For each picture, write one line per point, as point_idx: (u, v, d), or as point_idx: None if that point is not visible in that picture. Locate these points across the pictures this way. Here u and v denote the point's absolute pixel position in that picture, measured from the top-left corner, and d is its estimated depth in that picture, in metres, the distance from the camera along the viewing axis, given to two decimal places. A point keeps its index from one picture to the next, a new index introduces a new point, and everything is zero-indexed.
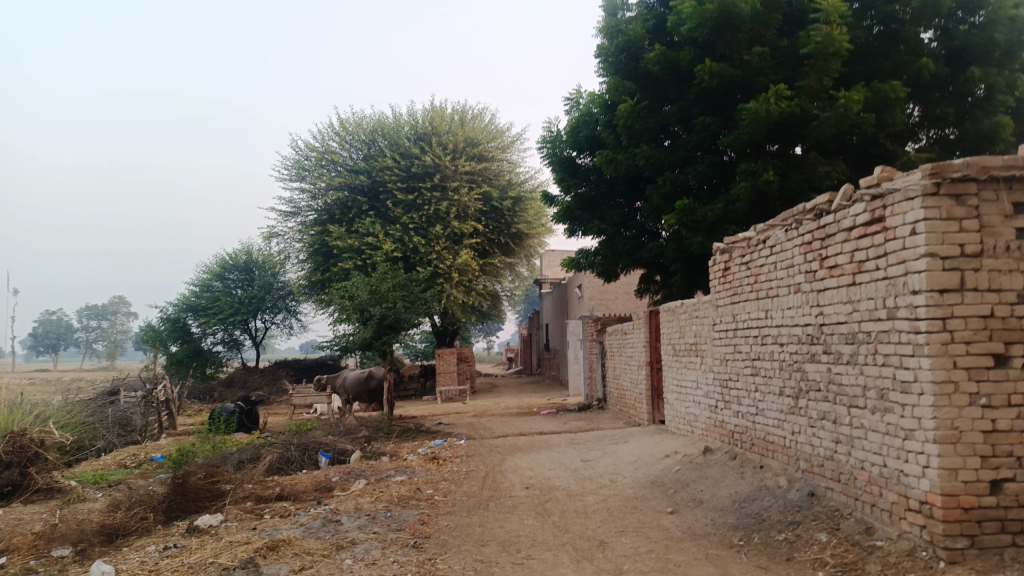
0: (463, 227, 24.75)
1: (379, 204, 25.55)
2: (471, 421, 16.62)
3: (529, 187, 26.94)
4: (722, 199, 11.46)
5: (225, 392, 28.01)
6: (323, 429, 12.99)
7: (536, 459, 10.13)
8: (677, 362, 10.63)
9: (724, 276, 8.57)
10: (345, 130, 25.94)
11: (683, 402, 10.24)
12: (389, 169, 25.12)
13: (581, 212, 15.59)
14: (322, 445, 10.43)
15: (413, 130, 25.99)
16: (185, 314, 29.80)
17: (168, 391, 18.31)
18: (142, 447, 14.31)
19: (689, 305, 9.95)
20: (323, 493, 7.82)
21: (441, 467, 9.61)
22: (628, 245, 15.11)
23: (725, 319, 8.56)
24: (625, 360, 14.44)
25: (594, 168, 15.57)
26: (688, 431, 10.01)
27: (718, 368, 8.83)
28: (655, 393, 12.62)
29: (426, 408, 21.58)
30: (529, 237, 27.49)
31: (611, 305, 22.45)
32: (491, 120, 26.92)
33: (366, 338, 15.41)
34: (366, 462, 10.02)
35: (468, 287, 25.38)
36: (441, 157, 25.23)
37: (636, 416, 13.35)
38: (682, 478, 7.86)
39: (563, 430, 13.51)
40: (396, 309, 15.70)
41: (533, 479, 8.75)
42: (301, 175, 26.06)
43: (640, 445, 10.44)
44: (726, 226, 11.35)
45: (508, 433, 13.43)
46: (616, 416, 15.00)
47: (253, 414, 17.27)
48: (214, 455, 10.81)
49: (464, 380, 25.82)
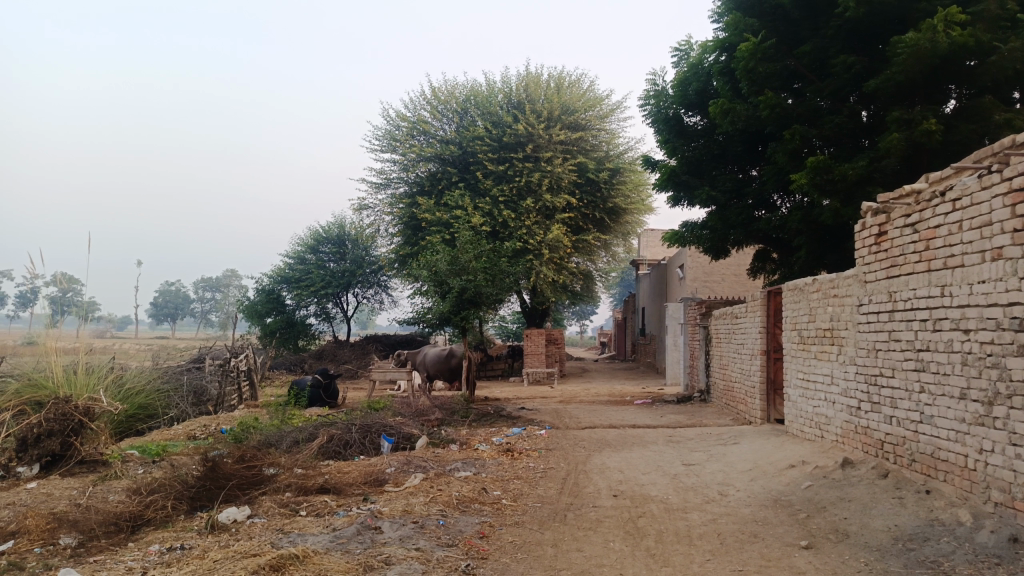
0: (556, 200, 23.28)
1: (469, 175, 24.46)
2: (558, 408, 15.23)
3: (628, 159, 25.07)
4: (865, 155, 9.47)
5: (315, 365, 27.89)
6: (394, 409, 11.92)
7: (629, 458, 8.61)
8: (804, 351, 8.83)
9: (878, 243, 6.75)
10: (436, 98, 24.90)
11: (812, 400, 8.46)
12: (480, 139, 23.93)
13: (688, 177, 13.77)
14: (386, 429, 9.28)
15: (506, 97, 24.62)
16: (279, 286, 29.85)
17: (249, 361, 17.89)
18: (215, 417, 13.76)
19: (823, 283, 8.15)
20: (373, 487, 6.65)
21: (516, 461, 8.28)
22: (742, 215, 13.18)
23: (876, 298, 6.75)
24: (734, 349, 12.63)
25: (705, 128, 13.69)
26: (817, 436, 8.23)
27: (863, 361, 7.03)
28: (772, 387, 10.81)
29: (512, 390, 20.40)
30: (627, 213, 25.68)
31: (716, 288, 20.42)
32: (589, 87, 25.17)
33: (445, 312, 14.30)
34: (432, 450, 8.82)
35: (560, 265, 23.92)
36: (534, 125, 23.73)
37: (747, 412, 11.56)
38: (815, 499, 6.17)
39: (661, 424, 11.89)
40: (477, 283, 14.46)
41: (623, 484, 7.26)
42: (392, 146, 25.24)
43: (754, 450, 8.74)
44: (870, 188, 9.38)
45: (598, 423, 11.95)
46: (721, 410, 13.22)
47: (331, 389, 16.31)
48: (272, 432, 9.89)
49: (554, 363, 24.47)
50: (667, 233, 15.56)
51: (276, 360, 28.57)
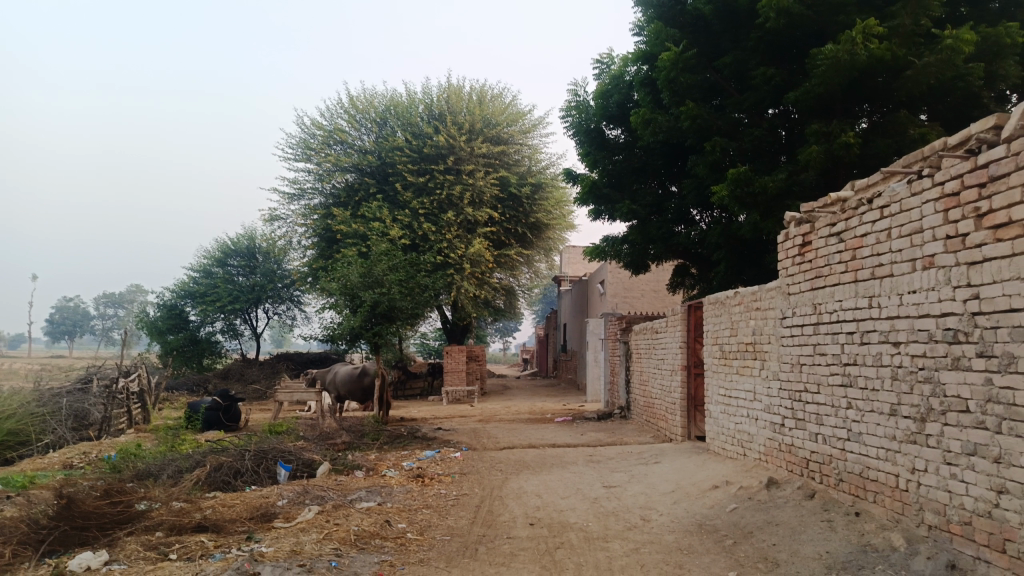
0: (477, 214, 22.82)
1: (388, 187, 23.70)
2: (476, 427, 14.63)
3: (550, 175, 24.88)
4: (784, 168, 9.39)
5: (221, 385, 26.30)
6: (297, 432, 11.04)
7: (547, 481, 8.10)
8: (725, 366, 8.59)
9: (802, 254, 6.54)
10: (354, 107, 24.06)
11: (733, 417, 8.21)
12: (399, 150, 23.22)
13: (609, 190, 13.54)
14: (283, 455, 8.47)
15: (427, 108, 24.04)
16: (183, 301, 28.11)
17: (142, 381, 16.49)
18: (97, 443, 12.47)
19: (745, 296, 7.93)
20: (259, 523, 5.88)
21: (426, 488, 7.64)
22: (662, 229, 13.01)
23: (800, 310, 6.52)
24: (654, 364, 12.39)
25: (626, 141, 13.50)
26: (739, 454, 7.97)
27: (787, 376, 6.79)
28: (692, 403, 10.57)
29: (429, 409, 19.66)
30: (548, 228, 25.45)
31: (637, 304, 20.36)
32: (511, 101, 24.89)
33: (356, 327, 13.52)
34: (335, 477, 8.07)
35: (481, 281, 23.42)
36: (455, 137, 23.23)
37: (667, 429, 11.31)
38: (741, 523, 5.81)
39: (581, 443, 11.48)
40: (391, 295, 13.83)
41: (540, 511, 6.74)
42: (306, 155, 24.18)
43: (676, 469, 8.41)
44: (789, 201, 9.30)
45: (516, 443, 11.43)
46: (642, 428, 12.95)
47: (233, 411, 15.00)
48: (154, 460, 8.88)
49: (474, 380, 23.87)
50: (588, 247, 15.30)
51: (178, 380, 26.80)
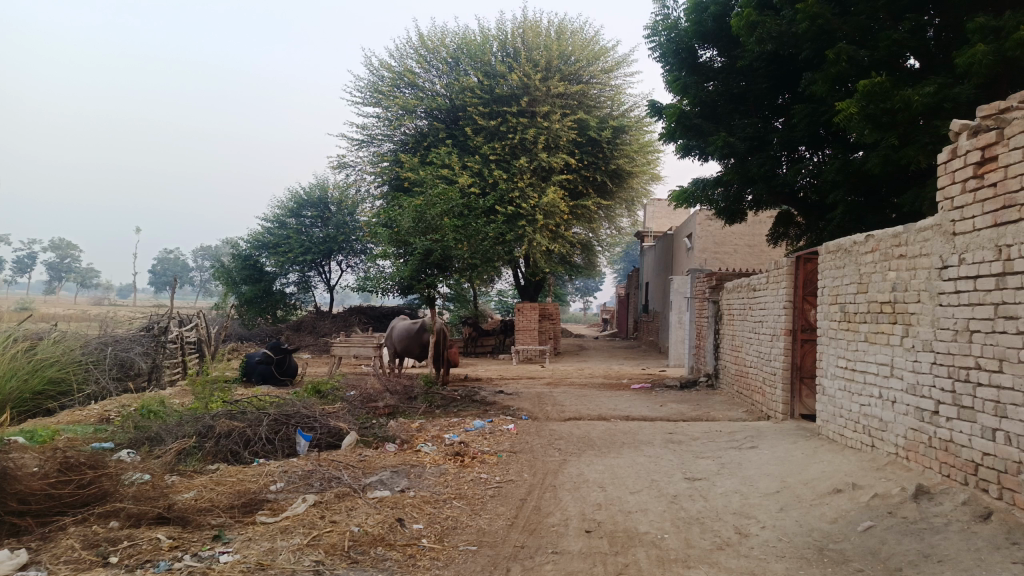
0: (553, 160, 21.09)
1: (458, 131, 22.27)
2: (543, 391, 13.21)
3: (633, 118, 22.75)
4: (933, 79, 7.33)
5: (292, 337, 25.93)
6: (337, 393, 9.89)
7: (614, 467, 6.56)
8: (847, 332, 6.75)
9: (981, 176, 4.63)
10: (424, 46, 22.56)
11: (858, 395, 6.40)
12: (470, 92, 21.61)
13: (700, 121, 11.52)
14: (305, 421, 7.26)
15: (500, 45, 22.21)
16: (257, 252, 27.77)
17: (197, 331, 15.85)
18: (140, 394, 11.79)
19: (881, 242, 6.05)
20: (237, 517, 4.63)
21: (463, 470, 6.25)
22: (765, 166, 10.97)
23: (973, 256, 4.65)
24: (750, 328, 10.55)
25: (723, 65, 11.50)
26: (865, 445, 6.20)
27: (944, 346, 4.96)
28: (798, 374, 8.76)
29: (498, 368, 18.42)
30: (631, 177, 23.38)
31: (728, 261, 18.30)
32: (593, 37, 22.72)
33: (405, 276, 12.31)
34: (360, 450, 6.80)
35: (556, 234, 21.75)
36: (530, 76, 21.38)
37: (764, 404, 9.53)
38: (882, 553, 4.10)
39: (659, 416, 9.86)
40: (445, 243, 12.57)
41: (601, 511, 5.24)
42: (375, 99, 22.93)
43: (778, 458, 6.73)
44: (939, 121, 7.25)
45: (584, 414, 9.92)
46: (733, 400, 11.18)
47: (286, 364, 14.32)
48: (168, 419, 7.86)
49: (548, 340, 22.44)
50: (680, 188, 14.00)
51: (251, 331, 26.63)
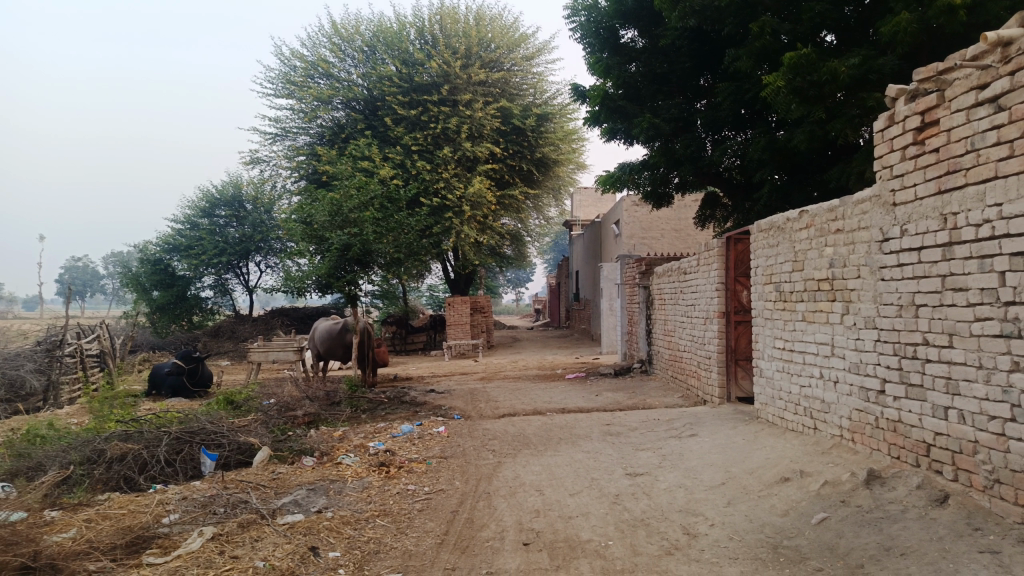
0: (477, 149, 20.59)
1: (377, 122, 21.49)
2: (476, 387, 12.75)
3: (557, 105, 22.44)
4: (857, 51, 7.21)
5: (210, 344, 24.62)
6: (253, 403, 9.17)
7: (552, 466, 6.16)
8: (784, 312, 6.54)
9: (921, 142, 4.42)
10: (337, 34, 21.49)
11: (798, 376, 6.20)
12: (388, 80, 20.84)
13: (624, 103, 11.23)
14: (211, 438, 6.59)
15: (418, 32, 21.43)
16: (167, 255, 26.20)
17: (99, 342, 14.65)
18: (31, 416, 10.71)
19: (816, 217, 5.84)
20: (119, 561, 3.98)
21: (388, 482, 5.72)
22: (691, 147, 10.78)
23: (916, 226, 4.43)
24: (682, 312, 10.35)
25: (644, 46, 11.22)
26: (808, 428, 6.00)
27: (888, 322, 4.75)
28: (733, 357, 8.58)
29: (430, 366, 17.85)
30: (557, 165, 23.12)
31: (656, 246, 18.26)
32: (513, 23, 22.27)
33: (323, 275, 11.66)
34: (273, 468, 6.17)
35: (483, 225, 21.30)
36: (450, 63, 20.78)
37: (700, 389, 9.34)
38: (841, 548, 3.82)
39: (595, 407, 9.55)
40: (364, 237, 11.90)
41: (540, 519, 4.81)
42: (288, 90, 21.82)
43: (719, 446, 6.46)
44: (865, 93, 7.13)
45: (518, 409, 9.52)
46: (668, 386, 11.00)
47: (199, 373, 13.36)
48: (53, 443, 6.99)
49: (479, 333, 21.99)
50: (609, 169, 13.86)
51: (165, 339, 25.15)
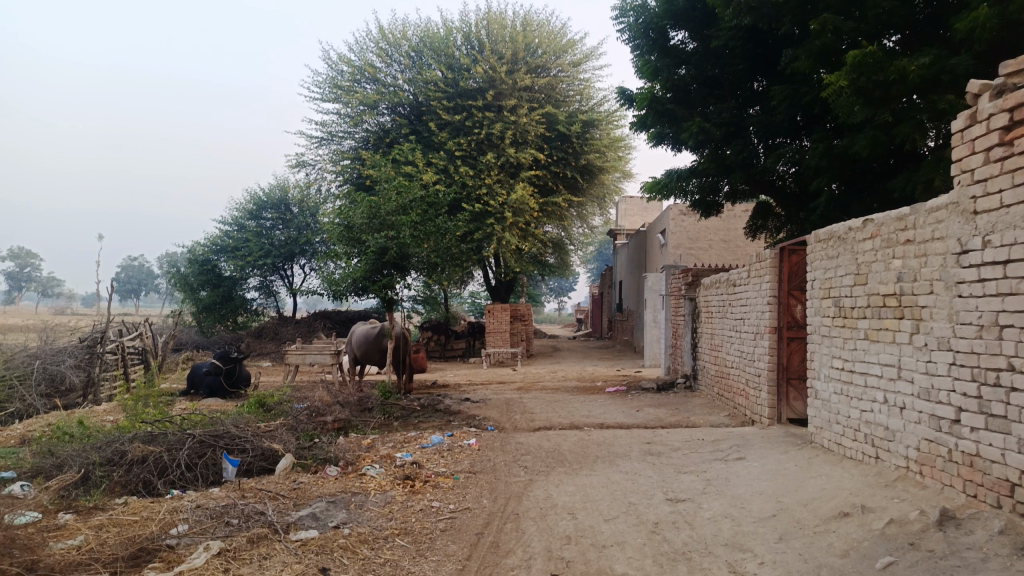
0: (520, 155, 20.33)
1: (422, 127, 21.42)
2: (513, 398, 12.40)
3: (603, 112, 22.04)
4: (927, 50, 6.68)
5: (253, 345, 24.83)
6: (284, 407, 9.00)
7: (586, 487, 5.78)
8: (844, 329, 6.04)
9: (1009, 142, 3.93)
10: (385, 39, 21.46)
11: (858, 400, 5.70)
12: (433, 85, 20.74)
13: (673, 106, 10.79)
14: (234, 443, 6.38)
15: (465, 37, 21.29)
16: (214, 256, 26.55)
17: (141, 340, 14.77)
18: (69, 411, 10.75)
19: (882, 227, 5.35)
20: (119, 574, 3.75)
21: (412, 497, 5.41)
22: (742, 154, 10.29)
23: (1000, 237, 3.94)
24: (730, 326, 9.85)
25: (696, 48, 10.79)
26: (869, 457, 5.50)
27: (965, 344, 4.25)
28: (784, 376, 8.08)
29: (468, 373, 17.58)
30: (602, 173, 22.70)
31: (703, 257, 17.68)
32: (560, 28, 21.96)
33: (358, 278, 11.53)
34: (295, 477, 5.93)
35: (526, 232, 21.00)
36: (496, 68, 20.59)
37: (748, 408, 8.83)
38: None
39: (635, 423, 9.11)
40: (402, 241, 11.71)
41: (571, 547, 4.44)
42: (335, 94, 21.89)
43: (769, 473, 5.99)
44: (936, 95, 6.61)
45: (555, 422, 9.14)
46: (713, 403, 10.48)
47: (235, 374, 13.32)
48: (79, 441, 6.89)
49: (519, 342, 21.65)
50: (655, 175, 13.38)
51: (209, 339, 25.46)
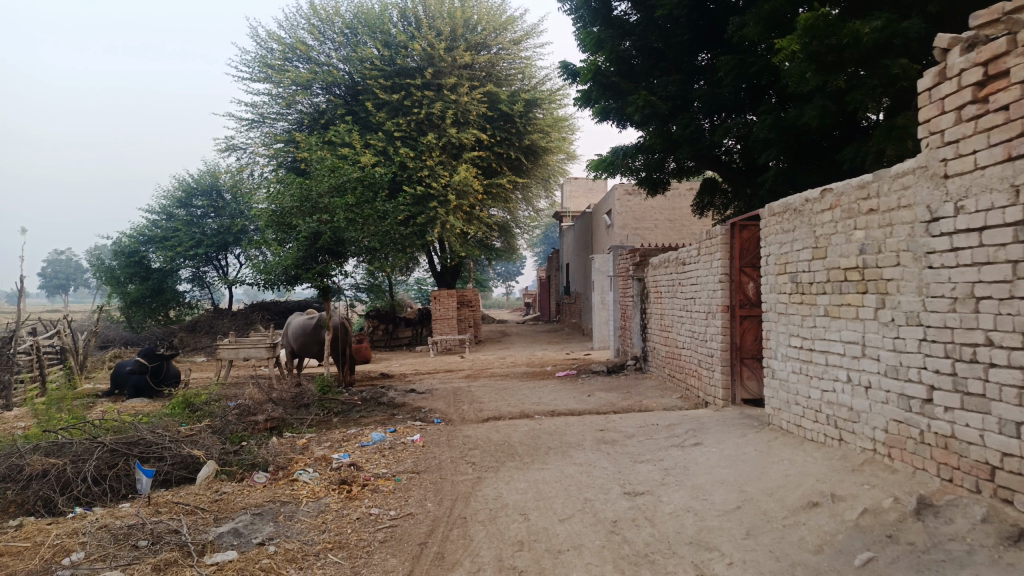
0: (463, 136, 19.75)
1: (358, 107, 20.64)
2: (460, 386, 11.95)
3: (546, 91, 21.61)
4: (880, 14, 6.44)
5: (187, 339, 23.70)
6: (212, 407, 8.35)
7: (539, 483, 5.39)
8: (801, 306, 5.79)
9: (984, 99, 3.65)
10: (316, 15, 20.50)
11: (819, 379, 5.44)
12: (369, 63, 19.93)
13: (618, 79, 10.41)
14: (151, 451, 5.76)
15: (401, 13, 20.49)
16: (142, 247, 25.20)
17: (58, 339, 13.73)
18: None
19: (841, 197, 5.07)
20: None
21: (348, 505, 4.91)
22: (689, 128, 9.98)
23: (975, 202, 3.67)
24: (681, 306, 9.60)
25: (639, 20, 10.35)
26: (831, 439, 5.26)
27: (937, 318, 3.99)
28: (738, 355, 7.85)
29: (414, 362, 17.04)
30: (546, 154, 22.31)
31: (650, 237, 17.50)
32: (500, 5, 21.37)
33: (290, 265, 10.87)
34: (217, 487, 5.36)
35: (470, 215, 20.47)
36: (434, 46, 19.92)
37: (701, 390, 8.58)
38: None
39: (587, 409, 8.78)
40: (336, 225, 11.07)
41: (525, 553, 4.03)
42: (265, 73, 20.87)
43: (728, 459, 5.70)
44: (888, 60, 6.38)
45: (504, 412, 8.74)
46: (665, 385, 10.24)
47: (161, 371, 12.51)
48: None
49: (466, 328, 21.18)
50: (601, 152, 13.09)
51: (139, 334, 24.21)
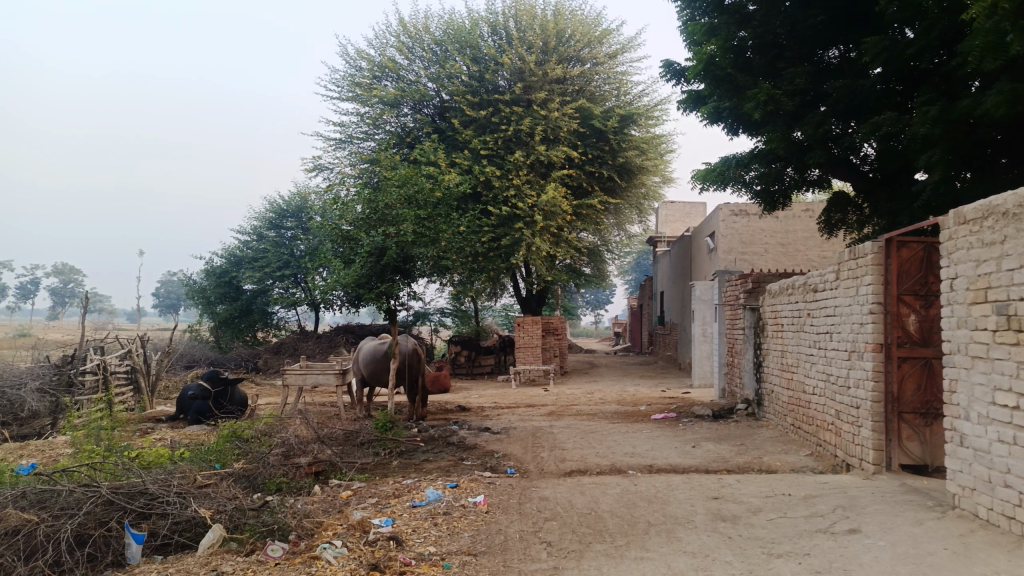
0: (552, 153, 18.55)
1: (445, 125, 19.84)
2: (542, 426, 10.53)
3: (642, 106, 20.17)
4: None
5: (270, 361, 23.41)
6: (256, 444, 7.29)
7: None
8: (1016, 349, 4.12)
9: None
10: (405, 31, 19.91)
11: None
12: (457, 79, 19.13)
13: (735, 71, 8.89)
14: (152, 507, 4.66)
15: (491, 28, 19.63)
16: (233, 268, 25.30)
17: (129, 359, 13.26)
18: (21, 444, 9.19)
19: None
20: None
21: None
22: (821, 128, 8.28)
23: None
24: (811, 342, 7.90)
25: (760, 8, 8.84)
26: None
27: None
28: (895, 409, 6.13)
29: (495, 393, 15.77)
30: (641, 173, 20.77)
31: (758, 262, 15.64)
32: (594, 17, 20.18)
33: (350, 285, 10.00)
34: (218, 563, 4.17)
35: (558, 238, 19.14)
36: (524, 59, 18.90)
37: (841, 449, 6.84)
38: None
39: (692, 466, 7.19)
40: (405, 242, 10.01)
41: None
42: (353, 92, 20.42)
43: (909, 563, 4.04)
44: None
45: (592, 464, 7.27)
46: (787, 437, 8.50)
47: (224, 397, 11.79)
48: None
49: (552, 358, 19.77)
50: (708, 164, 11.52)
51: (226, 355, 24.14)
